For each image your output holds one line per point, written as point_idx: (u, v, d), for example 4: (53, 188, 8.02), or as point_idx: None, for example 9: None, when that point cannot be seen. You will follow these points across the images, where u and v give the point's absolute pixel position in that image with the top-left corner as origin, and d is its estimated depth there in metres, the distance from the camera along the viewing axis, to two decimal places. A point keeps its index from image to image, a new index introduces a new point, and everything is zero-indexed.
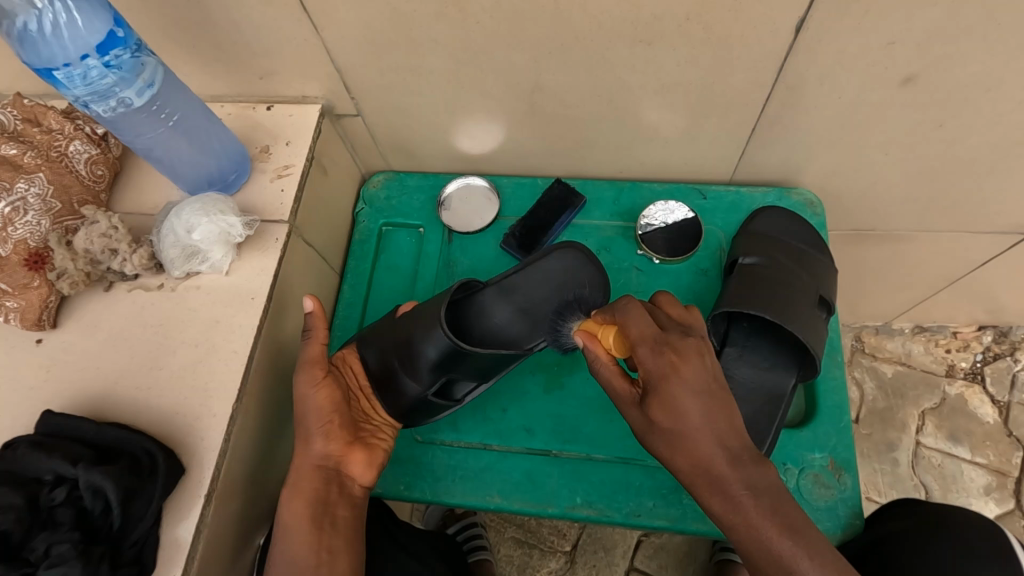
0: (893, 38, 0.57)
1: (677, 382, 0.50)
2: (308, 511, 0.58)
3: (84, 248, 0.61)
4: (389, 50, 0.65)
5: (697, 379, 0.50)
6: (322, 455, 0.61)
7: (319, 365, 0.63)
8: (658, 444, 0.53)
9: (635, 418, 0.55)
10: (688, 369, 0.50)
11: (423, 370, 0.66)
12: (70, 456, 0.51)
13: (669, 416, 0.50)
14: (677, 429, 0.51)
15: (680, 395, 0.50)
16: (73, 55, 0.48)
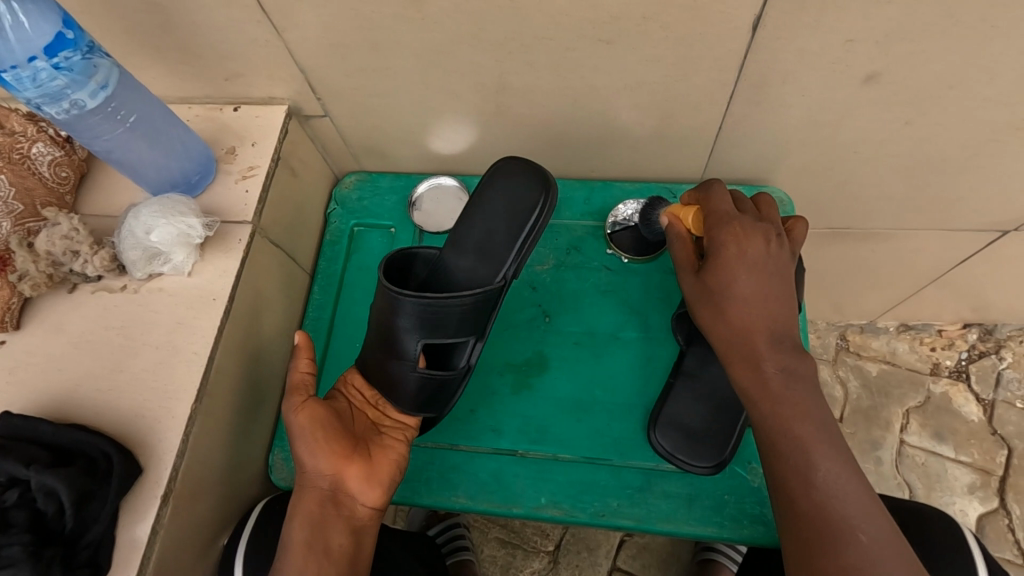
0: (851, 36, 0.56)
1: (735, 249, 0.60)
2: (308, 536, 0.56)
3: (46, 250, 0.61)
4: (352, 51, 0.64)
5: (737, 247, 0.60)
6: (312, 472, 0.58)
7: (297, 391, 0.61)
8: (706, 310, 0.62)
9: (690, 289, 0.63)
10: (742, 240, 0.60)
11: (405, 346, 0.64)
12: (24, 457, 0.51)
13: (735, 254, 0.60)
14: (732, 293, 0.59)
15: (734, 249, 0.60)
16: (21, 57, 0.49)
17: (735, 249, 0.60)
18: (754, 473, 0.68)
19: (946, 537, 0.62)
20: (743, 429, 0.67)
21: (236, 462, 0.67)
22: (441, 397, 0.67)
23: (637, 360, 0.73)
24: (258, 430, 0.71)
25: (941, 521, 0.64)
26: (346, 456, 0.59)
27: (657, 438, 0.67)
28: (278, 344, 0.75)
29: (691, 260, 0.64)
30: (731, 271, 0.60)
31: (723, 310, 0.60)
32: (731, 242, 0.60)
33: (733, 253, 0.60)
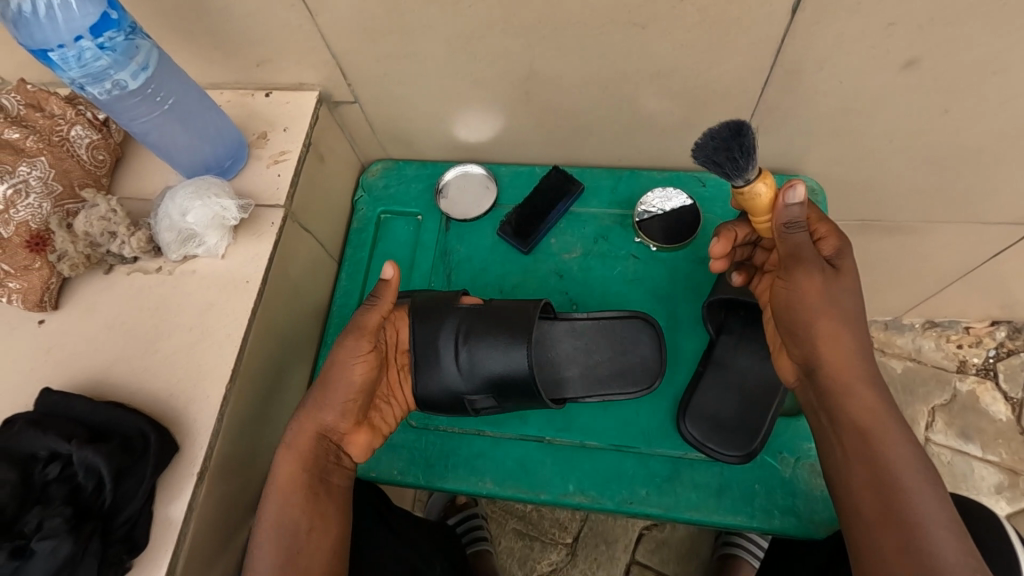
0: (892, 20, 0.55)
1: (845, 260, 0.56)
2: (303, 504, 0.58)
3: (84, 231, 0.62)
4: (384, 36, 0.65)
5: (853, 259, 0.57)
6: (331, 429, 0.61)
7: (366, 338, 0.61)
8: (826, 327, 0.54)
9: (805, 289, 0.55)
10: (852, 254, 0.57)
11: (466, 368, 0.65)
12: (64, 434, 0.52)
13: (852, 265, 0.56)
14: (852, 308, 0.55)
15: (851, 264, 0.56)
16: (67, 37, 0.49)
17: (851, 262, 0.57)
18: (784, 463, 0.67)
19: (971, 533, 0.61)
20: (774, 419, 0.66)
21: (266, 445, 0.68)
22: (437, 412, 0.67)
23: (666, 349, 0.73)
24: (287, 413, 0.72)
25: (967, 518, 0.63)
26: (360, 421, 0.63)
27: (687, 426, 0.67)
28: (306, 329, 0.76)
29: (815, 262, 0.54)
30: (852, 288, 0.55)
31: (848, 327, 0.54)
32: (850, 256, 0.57)
33: (852, 271, 0.56)
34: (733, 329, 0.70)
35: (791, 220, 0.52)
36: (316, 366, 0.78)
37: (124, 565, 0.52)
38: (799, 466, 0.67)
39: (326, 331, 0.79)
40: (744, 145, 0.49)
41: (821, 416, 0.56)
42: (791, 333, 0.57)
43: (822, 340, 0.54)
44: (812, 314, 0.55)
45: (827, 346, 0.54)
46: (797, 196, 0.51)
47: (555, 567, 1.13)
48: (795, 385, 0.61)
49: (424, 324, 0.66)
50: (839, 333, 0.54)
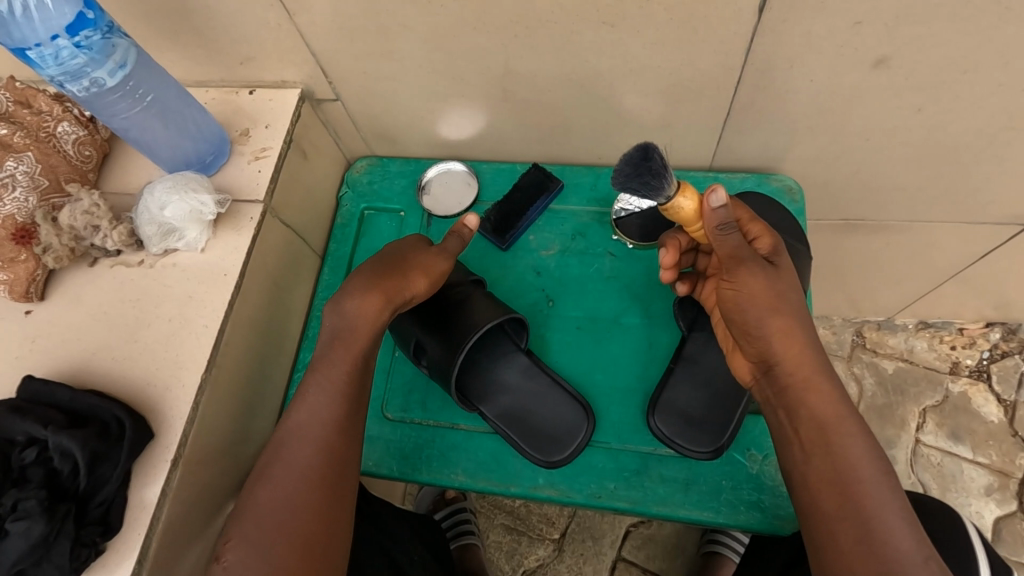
0: (859, 19, 0.56)
1: (784, 258, 0.58)
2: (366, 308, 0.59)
3: (68, 224, 0.64)
4: (360, 34, 0.66)
5: (784, 255, 0.59)
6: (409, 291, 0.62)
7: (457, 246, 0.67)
8: (774, 326, 0.55)
9: (749, 286, 0.55)
10: (784, 252, 0.59)
11: (423, 327, 0.71)
12: (43, 419, 0.54)
13: (787, 262, 0.58)
14: (796, 307, 0.55)
15: (786, 261, 0.58)
16: (44, 36, 0.51)
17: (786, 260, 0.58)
18: (752, 460, 0.67)
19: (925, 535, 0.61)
20: (741, 416, 0.67)
21: (245, 434, 0.69)
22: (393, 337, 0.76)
23: (639, 346, 0.74)
24: (267, 403, 0.73)
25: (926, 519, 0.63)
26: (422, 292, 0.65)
27: (655, 422, 0.68)
28: (289, 321, 0.78)
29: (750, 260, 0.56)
30: (791, 283, 0.56)
31: (792, 321, 0.55)
32: (783, 254, 0.59)
33: (789, 267, 0.58)
34: (704, 326, 0.71)
35: (723, 222, 0.54)
36: (297, 358, 0.79)
37: (98, 547, 0.54)
38: (766, 463, 0.67)
39: (308, 324, 0.81)
40: (652, 169, 0.52)
41: (779, 412, 0.56)
42: (742, 334, 0.58)
43: (773, 335, 0.55)
44: (756, 308, 0.55)
45: (775, 340, 0.55)
46: (721, 198, 0.53)
47: (542, 562, 1.14)
48: (752, 384, 0.61)
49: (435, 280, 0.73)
50: (783, 327, 0.54)
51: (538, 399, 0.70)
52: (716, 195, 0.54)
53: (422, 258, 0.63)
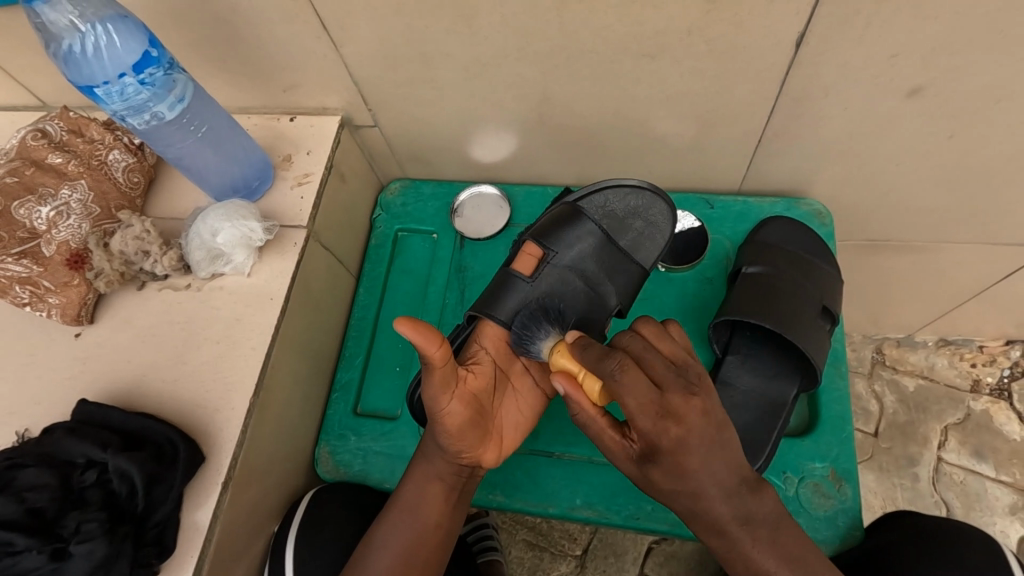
0: (896, 51, 0.57)
1: (686, 455, 0.50)
2: (440, 385, 0.54)
3: (120, 250, 0.66)
4: (404, 63, 0.68)
5: (706, 439, 0.50)
6: (433, 373, 0.53)
7: (437, 370, 0.53)
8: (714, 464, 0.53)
9: (669, 481, 0.53)
10: (694, 436, 0.50)
11: (542, 281, 0.68)
12: (101, 441, 0.55)
13: (691, 445, 0.50)
14: (693, 488, 0.52)
15: (687, 452, 0.50)
16: (112, 73, 0.53)
17: (664, 446, 0.51)
18: (789, 482, 0.70)
19: (898, 534, 0.65)
20: (779, 437, 0.69)
21: (286, 456, 0.70)
22: (538, 227, 0.71)
23: None
24: (306, 423, 0.75)
25: (908, 519, 0.66)
26: (445, 373, 0.54)
27: None
28: (327, 342, 0.79)
29: (626, 440, 0.56)
30: (676, 481, 0.52)
31: (677, 493, 0.53)
32: (679, 460, 0.51)
33: (687, 465, 0.51)
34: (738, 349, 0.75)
35: (584, 423, 0.56)
36: (334, 377, 0.81)
37: (154, 567, 0.55)
38: (802, 485, 0.70)
39: (344, 343, 0.83)
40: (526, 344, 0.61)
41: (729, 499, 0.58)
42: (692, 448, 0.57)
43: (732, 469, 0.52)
44: (704, 476, 0.51)
45: (719, 506, 0.53)
46: (560, 390, 0.54)
47: None
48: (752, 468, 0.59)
49: (571, 230, 0.70)
50: (679, 496, 0.54)
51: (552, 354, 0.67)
52: (562, 381, 0.54)
53: (438, 381, 0.54)
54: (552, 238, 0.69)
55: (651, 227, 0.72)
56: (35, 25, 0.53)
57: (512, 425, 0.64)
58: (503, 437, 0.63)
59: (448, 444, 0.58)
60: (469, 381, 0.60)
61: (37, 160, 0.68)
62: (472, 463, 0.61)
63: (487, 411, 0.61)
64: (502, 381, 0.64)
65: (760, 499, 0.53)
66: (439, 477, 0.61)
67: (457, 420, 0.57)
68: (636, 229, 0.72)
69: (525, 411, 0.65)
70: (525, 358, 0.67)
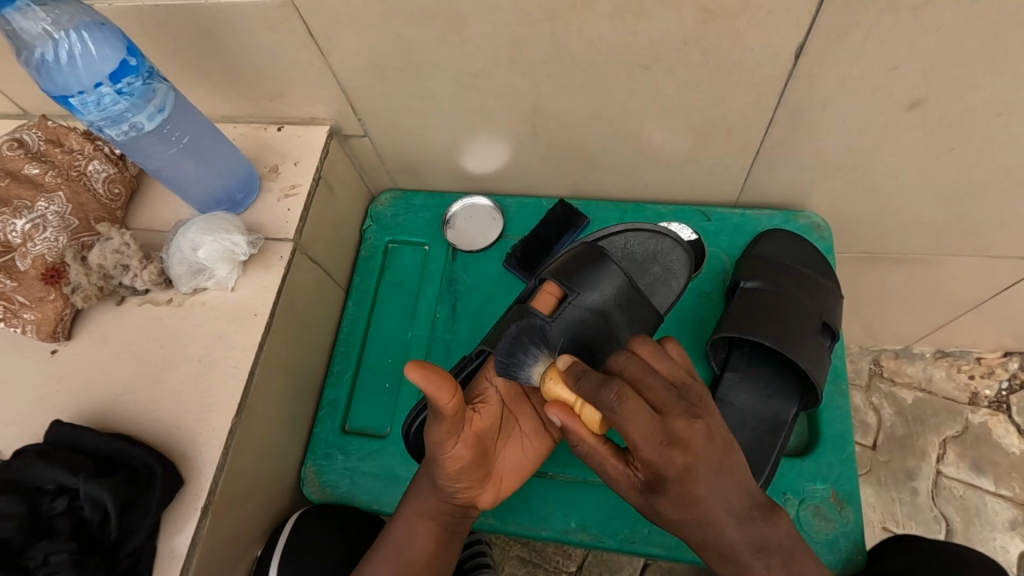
0: (897, 64, 0.56)
1: (698, 482, 0.46)
2: (447, 430, 0.53)
3: (98, 264, 0.64)
4: (392, 73, 0.66)
5: (712, 460, 0.46)
6: (440, 420, 0.52)
7: (444, 417, 0.51)
8: (676, 530, 0.51)
9: (701, 505, 0.47)
10: (703, 462, 0.46)
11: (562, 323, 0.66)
12: (72, 466, 0.53)
13: (699, 472, 0.46)
14: (695, 522, 0.48)
15: (695, 480, 0.46)
16: (88, 83, 0.51)
17: (670, 474, 0.47)
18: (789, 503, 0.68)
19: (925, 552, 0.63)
20: (779, 457, 0.67)
21: (269, 478, 0.68)
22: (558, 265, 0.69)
23: None
24: (292, 443, 0.73)
25: (919, 544, 0.64)
26: (453, 421, 0.53)
27: None
28: (313, 357, 0.77)
29: (628, 470, 0.53)
30: (704, 506, 0.47)
31: (685, 523, 0.49)
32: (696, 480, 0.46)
33: (705, 483, 0.46)
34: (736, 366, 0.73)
35: (581, 447, 0.53)
36: (322, 394, 0.79)
37: None
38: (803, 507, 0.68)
39: (332, 359, 0.80)
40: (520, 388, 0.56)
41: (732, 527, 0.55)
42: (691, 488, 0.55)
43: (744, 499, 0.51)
44: (715, 509, 0.47)
45: (730, 532, 0.47)
46: (555, 419, 0.52)
47: None
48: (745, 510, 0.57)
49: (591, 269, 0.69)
50: (682, 526, 0.49)
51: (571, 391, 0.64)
52: (552, 413, 0.52)
53: (445, 428, 0.53)
54: (573, 278, 0.68)
55: (671, 271, 0.74)
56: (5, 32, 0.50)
57: (515, 468, 0.63)
58: (502, 480, 0.62)
59: (446, 484, 0.57)
60: (473, 423, 0.58)
61: (14, 171, 0.66)
62: (467, 503, 0.60)
63: (490, 454, 0.59)
64: (506, 423, 0.63)
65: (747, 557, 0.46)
66: (431, 516, 0.59)
67: (458, 464, 0.55)
68: (652, 273, 0.74)
69: (527, 453, 0.63)
70: (535, 401, 0.65)
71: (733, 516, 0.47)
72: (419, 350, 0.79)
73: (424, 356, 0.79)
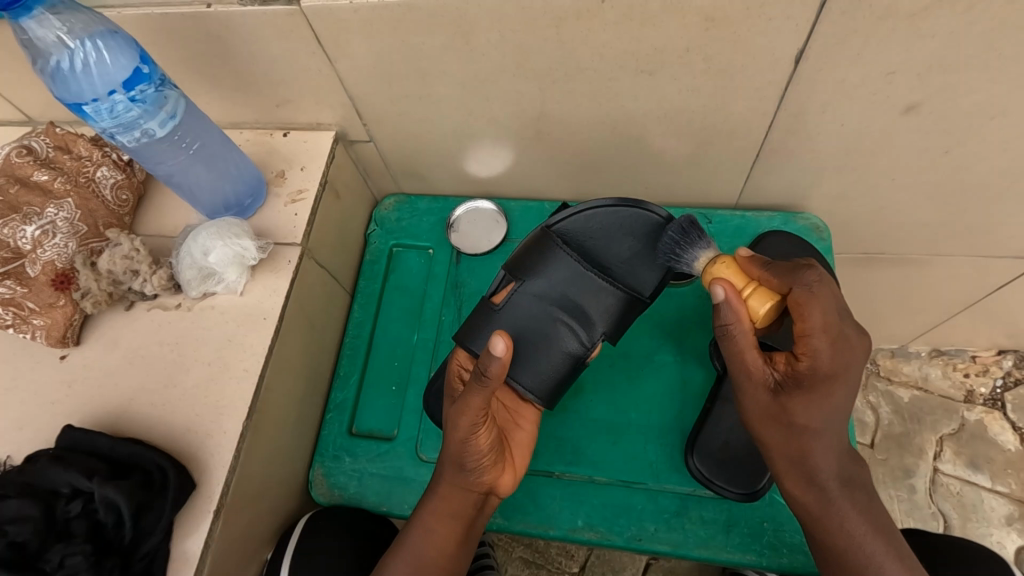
0: (893, 69, 0.57)
1: (841, 381, 0.52)
2: (480, 406, 0.56)
3: (107, 270, 0.64)
4: (400, 79, 0.67)
5: (853, 375, 0.52)
6: (482, 393, 0.55)
7: (483, 389, 0.55)
8: (773, 433, 0.55)
9: (828, 403, 0.52)
10: (854, 365, 0.52)
11: (513, 311, 0.62)
12: (86, 470, 0.53)
13: (842, 378, 0.52)
14: (818, 429, 0.53)
15: (838, 382, 0.52)
16: (101, 90, 0.52)
17: (824, 368, 0.52)
18: None
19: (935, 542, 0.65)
20: None
21: (278, 481, 0.68)
22: (514, 257, 0.64)
23: (675, 385, 0.73)
24: (300, 446, 0.73)
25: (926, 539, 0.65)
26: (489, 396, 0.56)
27: (694, 463, 0.67)
28: (321, 360, 0.77)
29: (766, 367, 0.54)
30: (842, 399, 0.53)
31: (807, 428, 0.53)
32: (840, 373, 0.52)
33: (859, 369, 0.53)
34: None
35: (722, 329, 0.53)
36: (328, 397, 0.79)
37: None
38: None
39: (338, 362, 0.81)
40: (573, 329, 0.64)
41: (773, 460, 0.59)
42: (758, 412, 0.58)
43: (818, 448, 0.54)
44: (831, 424, 0.53)
45: (821, 458, 0.54)
46: (722, 296, 0.52)
47: None
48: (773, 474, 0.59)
49: (547, 256, 0.63)
50: (800, 434, 0.53)
51: (529, 373, 0.61)
52: (722, 291, 0.52)
53: (477, 401, 0.55)
54: (524, 267, 0.63)
55: (655, 250, 0.64)
56: (22, 41, 0.51)
57: (520, 448, 0.66)
58: (512, 462, 0.65)
59: (472, 465, 0.59)
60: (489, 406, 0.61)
61: (23, 178, 0.67)
62: (488, 488, 0.62)
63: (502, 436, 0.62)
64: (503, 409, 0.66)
65: (828, 479, 0.55)
66: (454, 509, 0.61)
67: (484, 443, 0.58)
68: (628, 248, 0.65)
69: (527, 435, 0.67)
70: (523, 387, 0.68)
71: (832, 439, 0.54)
72: (424, 352, 0.80)
73: (430, 358, 0.79)
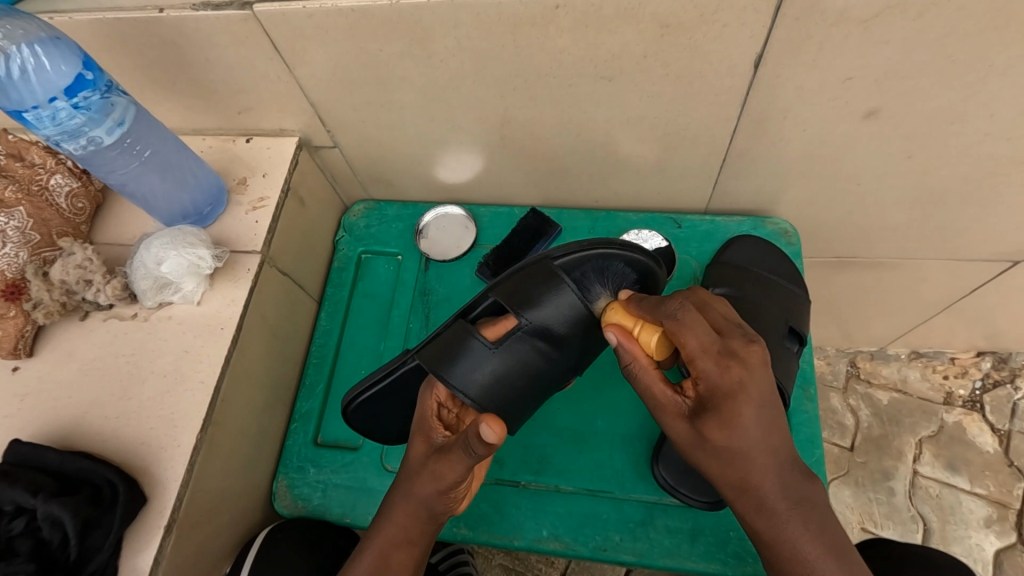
0: (852, 74, 0.57)
1: (745, 400, 0.48)
2: (466, 463, 0.51)
3: (60, 279, 0.63)
4: (360, 85, 0.66)
5: (764, 389, 0.49)
6: (470, 456, 0.49)
7: (476, 454, 0.49)
8: (704, 458, 0.51)
9: (742, 425, 0.48)
10: (753, 380, 0.48)
11: (508, 347, 0.56)
12: (31, 486, 0.52)
13: (749, 392, 0.48)
14: (734, 448, 0.49)
15: (746, 398, 0.48)
16: (42, 97, 0.51)
17: (723, 389, 0.49)
18: None
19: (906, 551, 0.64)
20: None
21: (238, 494, 0.67)
22: (506, 284, 0.57)
23: None
24: (263, 458, 0.72)
25: (891, 547, 0.65)
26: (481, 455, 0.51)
27: (659, 472, 0.67)
28: (285, 370, 0.76)
29: (676, 395, 0.53)
30: (748, 427, 0.48)
31: (726, 450, 0.49)
32: (739, 399, 0.48)
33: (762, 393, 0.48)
34: None
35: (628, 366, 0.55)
36: (294, 407, 0.78)
37: None
38: None
39: (304, 372, 0.80)
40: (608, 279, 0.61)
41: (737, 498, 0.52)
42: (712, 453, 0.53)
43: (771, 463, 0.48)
44: (756, 435, 0.48)
45: (766, 480, 0.49)
46: (612, 338, 0.56)
47: None
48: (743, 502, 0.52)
49: (547, 286, 0.57)
50: (719, 457, 0.49)
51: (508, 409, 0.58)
52: (614, 332, 0.55)
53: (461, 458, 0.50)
54: (521, 297, 0.57)
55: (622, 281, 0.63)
56: None
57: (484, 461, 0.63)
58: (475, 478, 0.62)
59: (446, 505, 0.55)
60: None
61: None
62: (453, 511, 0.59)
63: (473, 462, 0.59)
64: None
65: (773, 499, 0.49)
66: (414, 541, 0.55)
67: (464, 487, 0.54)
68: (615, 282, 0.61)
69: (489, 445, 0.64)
70: None
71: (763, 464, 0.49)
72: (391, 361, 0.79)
73: None
